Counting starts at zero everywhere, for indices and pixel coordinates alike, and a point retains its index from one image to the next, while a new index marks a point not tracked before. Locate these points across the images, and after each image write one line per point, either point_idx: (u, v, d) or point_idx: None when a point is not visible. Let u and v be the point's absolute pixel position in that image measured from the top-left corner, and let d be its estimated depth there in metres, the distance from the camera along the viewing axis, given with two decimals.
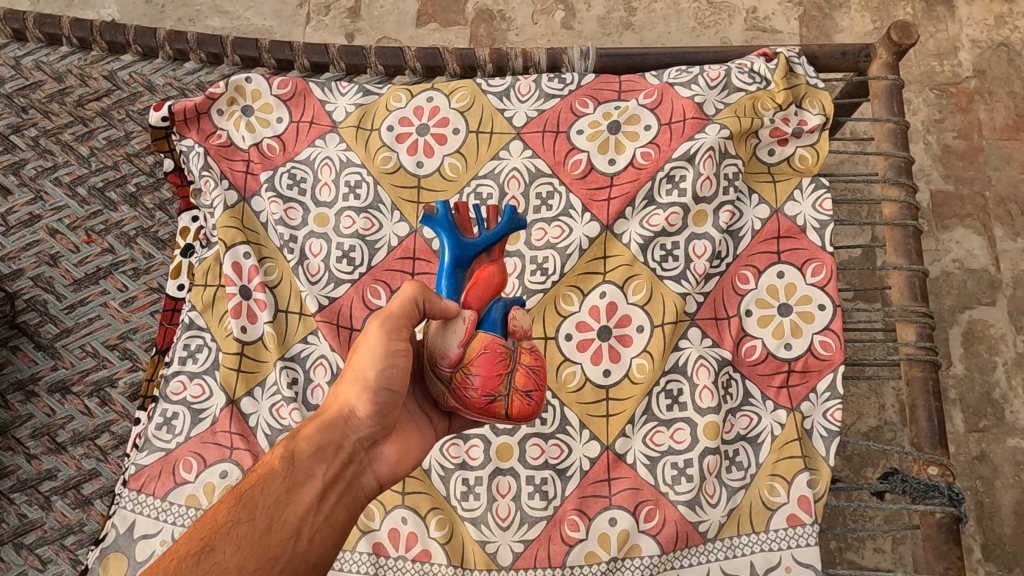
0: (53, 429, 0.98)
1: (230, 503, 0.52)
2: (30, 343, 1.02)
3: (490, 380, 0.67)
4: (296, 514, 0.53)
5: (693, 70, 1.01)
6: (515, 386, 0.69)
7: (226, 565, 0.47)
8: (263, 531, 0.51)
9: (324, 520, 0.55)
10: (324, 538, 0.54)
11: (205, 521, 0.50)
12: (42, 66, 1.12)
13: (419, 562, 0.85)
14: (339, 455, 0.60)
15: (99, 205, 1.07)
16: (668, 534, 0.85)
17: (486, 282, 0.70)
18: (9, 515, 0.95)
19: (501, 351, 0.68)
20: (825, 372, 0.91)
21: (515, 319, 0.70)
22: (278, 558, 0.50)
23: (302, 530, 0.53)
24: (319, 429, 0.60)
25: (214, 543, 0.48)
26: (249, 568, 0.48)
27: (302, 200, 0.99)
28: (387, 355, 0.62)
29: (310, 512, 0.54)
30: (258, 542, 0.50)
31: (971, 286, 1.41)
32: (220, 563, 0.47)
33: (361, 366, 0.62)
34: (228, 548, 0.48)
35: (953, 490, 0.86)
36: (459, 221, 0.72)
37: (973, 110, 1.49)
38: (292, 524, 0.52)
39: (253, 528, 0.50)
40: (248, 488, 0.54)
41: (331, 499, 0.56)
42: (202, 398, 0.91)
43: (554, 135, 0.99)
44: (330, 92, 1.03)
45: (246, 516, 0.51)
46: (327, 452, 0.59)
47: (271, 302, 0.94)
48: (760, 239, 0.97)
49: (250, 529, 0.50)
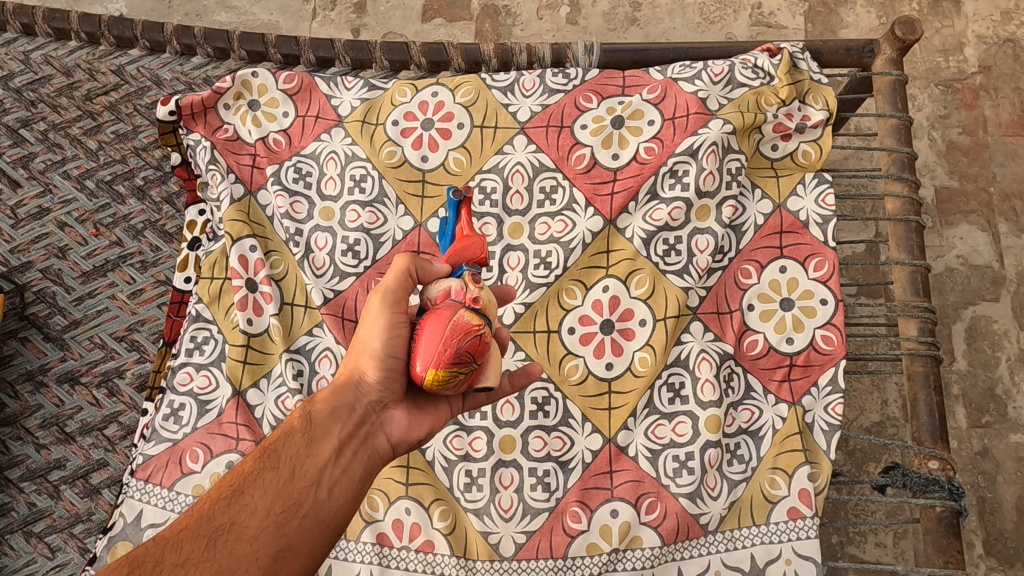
0: (62, 419, 0.99)
1: (258, 454, 0.56)
2: (40, 334, 1.03)
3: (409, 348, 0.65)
4: (316, 466, 0.56)
5: (697, 65, 1.01)
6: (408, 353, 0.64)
7: (252, 509, 0.51)
8: (287, 478, 0.54)
9: (343, 471, 0.58)
10: (343, 489, 0.56)
11: (237, 470, 0.55)
12: (51, 60, 1.13)
13: (422, 552, 0.86)
14: (354, 415, 0.61)
15: (107, 198, 1.08)
16: (670, 526, 0.86)
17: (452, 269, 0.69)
18: (19, 504, 0.97)
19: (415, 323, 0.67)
20: (827, 367, 0.92)
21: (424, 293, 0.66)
22: (300, 504, 0.53)
23: (322, 480, 0.55)
24: (333, 390, 0.61)
25: (243, 488, 0.52)
26: (273, 511, 0.52)
27: (307, 193, 1.00)
28: (392, 323, 0.62)
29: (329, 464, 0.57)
30: (281, 489, 0.53)
31: (975, 282, 1.41)
32: (248, 506, 0.51)
33: (367, 332, 0.63)
34: (256, 492, 0.52)
35: (954, 484, 0.86)
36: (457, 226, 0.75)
37: (978, 105, 1.49)
38: (312, 473, 0.55)
39: (277, 476, 0.54)
40: (273, 441, 0.57)
41: (348, 453, 0.59)
42: (208, 389, 0.92)
43: (558, 130, 1.00)
44: (336, 87, 1.04)
45: (270, 465, 0.55)
46: (342, 411, 0.60)
47: (277, 295, 0.95)
48: (763, 234, 0.97)
49: (275, 477, 0.54)
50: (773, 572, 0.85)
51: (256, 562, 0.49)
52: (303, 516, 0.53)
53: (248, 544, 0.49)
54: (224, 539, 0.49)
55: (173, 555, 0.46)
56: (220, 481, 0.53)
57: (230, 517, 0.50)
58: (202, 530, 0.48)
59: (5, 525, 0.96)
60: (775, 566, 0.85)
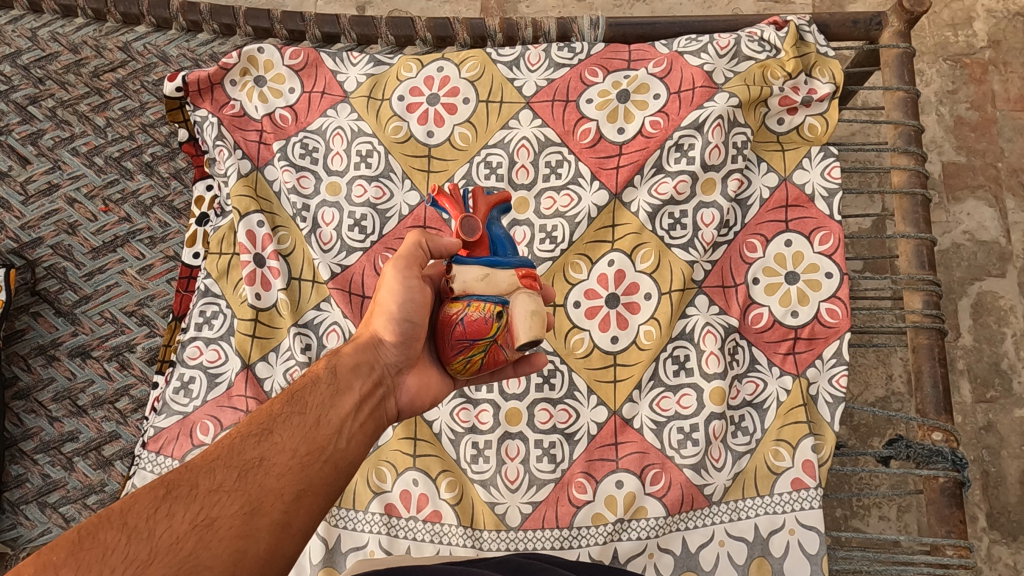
0: (74, 392, 1.01)
1: (284, 398, 0.56)
2: (51, 309, 1.04)
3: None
4: (339, 415, 0.56)
5: (703, 38, 1.00)
6: None
7: (281, 447, 0.51)
8: (312, 424, 0.54)
9: (362, 425, 0.57)
10: (361, 442, 0.56)
11: (262, 411, 0.54)
12: (58, 37, 1.14)
13: (430, 522, 0.87)
14: (373, 374, 0.62)
15: (115, 174, 1.09)
16: (674, 496, 0.87)
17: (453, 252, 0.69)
18: (34, 475, 0.98)
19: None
20: (832, 340, 0.92)
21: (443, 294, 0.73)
22: (323, 449, 0.53)
23: (343, 429, 0.55)
24: (356, 348, 0.63)
25: (272, 428, 0.52)
26: (300, 452, 0.51)
27: (314, 168, 1.00)
28: (406, 290, 0.65)
29: (351, 416, 0.57)
30: (308, 433, 0.53)
31: (981, 257, 1.40)
32: (275, 445, 0.51)
33: (383, 297, 0.65)
34: (284, 433, 0.52)
35: (957, 455, 0.87)
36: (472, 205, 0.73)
37: (987, 80, 1.48)
38: (335, 423, 0.55)
39: (304, 421, 0.54)
40: (296, 389, 0.57)
41: (366, 408, 0.59)
42: (218, 362, 0.93)
43: (563, 104, 1.00)
44: (342, 62, 1.04)
45: (297, 410, 0.54)
46: (363, 368, 0.61)
47: (285, 270, 0.96)
48: (769, 207, 0.97)
49: (301, 421, 0.54)
50: (776, 542, 0.86)
51: (284, 497, 0.48)
52: (327, 463, 0.52)
53: (278, 479, 0.48)
54: (254, 473, 0.48)
55: (206, 481, 0.46)
56: (246, 420, 0.53)
57: (260, 452, 0.50)
58: (233, 463, 0.48)
59: (19, 496, 0.97)
60: (778, 537, 0.86)
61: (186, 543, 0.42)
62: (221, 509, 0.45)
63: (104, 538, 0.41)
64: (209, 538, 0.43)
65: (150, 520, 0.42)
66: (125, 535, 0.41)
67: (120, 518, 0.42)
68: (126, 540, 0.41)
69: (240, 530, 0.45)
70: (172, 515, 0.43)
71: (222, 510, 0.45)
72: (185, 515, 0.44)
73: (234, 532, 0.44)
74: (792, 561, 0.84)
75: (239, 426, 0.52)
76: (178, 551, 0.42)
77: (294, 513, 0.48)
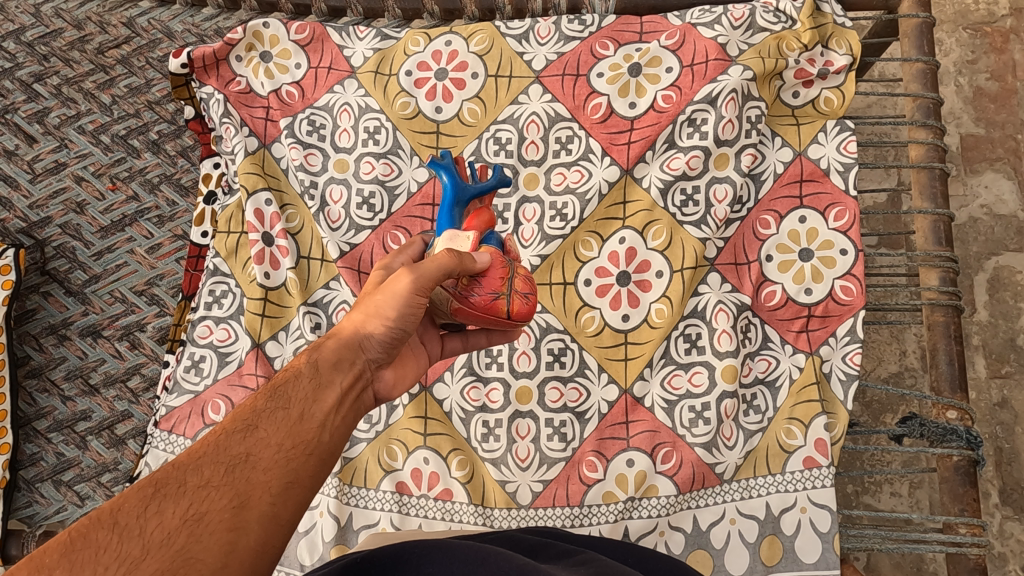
0: (86, 371, 1.02)
1: (266, 392, 0.52)
2: (61, 289, 1.04)
3: (484, 278, 0.66)
4: (323, 409, 0.52)
5: (717, 9, 0.98)
6: (516, 288, 0.68)
7: (267, 442, 0.47)
8: (297, 418, 0.50)
9: (345, 419, 0.54)
10: (343, 436, 0.53)
11: (245, 401, 0.50)
12: (61, 13, 1.12)
13: (441, 500, 0.88)
14: (356, 368, 0.58)
15: (122, 152, 1.08)
16: (685, 475, 0.87)
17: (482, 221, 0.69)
18: (48, 454, 0.99)
19: (502, 259, 0.67)
20: (846, 317, 0.91)
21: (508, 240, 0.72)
22: (309, 444, 0.49)
23: (327, 423, 0.52)
24: (341, 342, 0.58)
25: (257, 422, 0.48)
26: (286, 446, 0.48)
27: (321, 145, 0.99)
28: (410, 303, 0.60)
29: (337, 410, 0.53)
30: (293, 427, 0.49)
31: (999, 231, 1.38)
32: (262, 439, 0.47)
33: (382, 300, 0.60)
34: (269, 426, 0.48)
35: (972, 433, 0.85)
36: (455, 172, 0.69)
37: (1008, 49, 1.45)
38: (319, 416, 0.51)
39: (288, 416, 0.50)
40: (279, 381, 0.53)
41: (349, 402, 0.55)
42: (228, 341, 0.93)
43: (574, 79, 0.98)
44: (348, 37, 1.02)
45: (281, 403, 0.51)
46: (346, 363, 0.57)
47: (293, 249, 0.95)
48: (783, 183, 0.96)
49: (286, 416, 0.50)
50: (788, 520, 0.85)
51: (271, 491, 0.45)
52: (312, 459, 0.49)
53: (265, 474, 0.46)
54: (241, 467, 0.45)
55: (195, 477, 0.43)
56: (229, 413, 0.49)
57: (246, 447, 0.46)
58: (220, 458, 0.45)
59: (35, 474, 0.99)
60: (790, 515, 0.85)
61: (176, 538, 0.40)
62: (210, 504, 0.42)
63: (96, 538, 0.39)
64: (200, 532, 0.41)
65: (140, 518, 0.40)
66: (117, 534, 0.39)
67: (111, 517, 0.40)
68: (117, 539, 0.39)
69: (230, 524, 0.42)
70: (162, 512, 0.41)
71: (212, 505, 0.42)
72: (175, 511, 0.41)
73: (224, 526, 0.42)
74: (804, 539, 0.84)
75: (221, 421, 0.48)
76: (169, 546, 0.40)
77: (282, 507, 0.45)
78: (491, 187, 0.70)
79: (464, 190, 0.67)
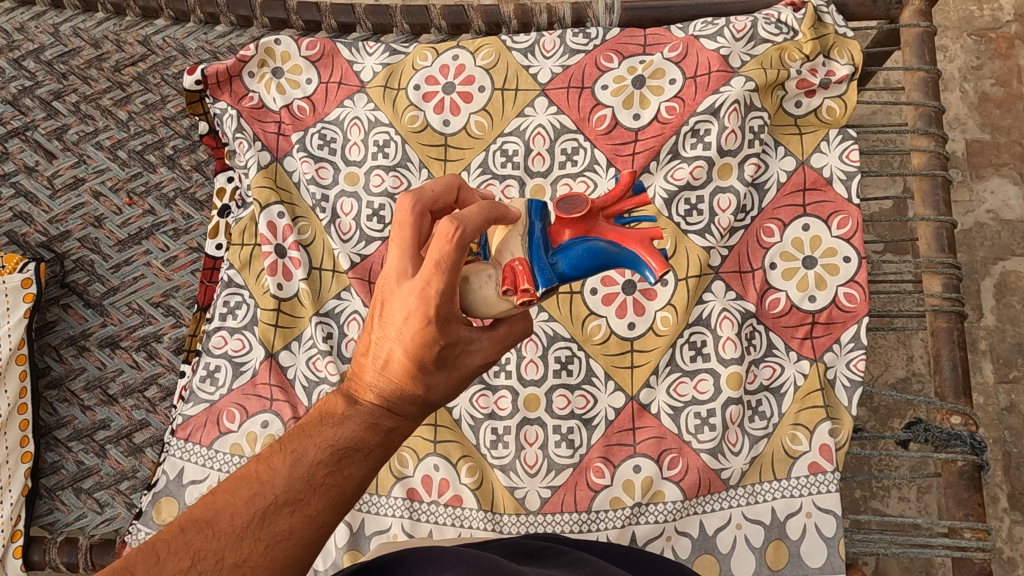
0: (105, 381, 1.04)
1: (330, 450, 0.48)
2: (80, 301, 1.07)
3: None
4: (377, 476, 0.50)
5: (719, 22, 0.99)
6: None
7: (314, 521, 0.46)
8: (351, 491, 0.48)
9: None
10: None
11: (301, 461, 0.47)
12: (80, 32, 1.16)
13: (451, 506, 0.89)
14: None
15: (139, 167, 1.11)
16: (691, 481, 0.88)
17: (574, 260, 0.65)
18: (69, 462, 1.02)
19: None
20: (850, 324, 0.92)
21: None
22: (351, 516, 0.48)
23: None
24: None
25: (310, 495, 0.46)
26: (330, 521, 0.47)
27: (332, 159, 1.01)
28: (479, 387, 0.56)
29: None
30: (343, 500, 0.47)
31: (1005, 236, 1.39)
32: (310, 518, 0.46)
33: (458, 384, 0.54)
34: (321, 501, 0.46)
35: (975, 438, 0.86)
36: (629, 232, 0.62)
37: (1013, 55, 1.45)
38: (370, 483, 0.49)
39: (343, 490, 0.47)
40: (343, 432, 0.48)
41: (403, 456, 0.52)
42: (242, 351, 0.95)
43: (578, 91, 1.00)
44: (358, 52, 1.04)
45: (335, 473, 0.47)
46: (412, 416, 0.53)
47: (305, 260, 0.97)
48: (786, 191, 0.97)
49: (339, 491, 0.47)
50: (793, 525, 0.86)
51: (303, 563, 0.46)
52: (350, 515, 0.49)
53: (301, 552, 0.45)
54: (280, 546, 0.45)
55: (233, 553, 0.43)
56: (287, 469, 0.46)
57: (292, 524, 0.45)
58: (262, 534, 0.44)
59: (55, 481, 1.01)
60: (795, 520, 0.87)
61: None
62: None
63: None
64: None
65: None
66: None
67: None
68: None
69: None
70: None
71: None
72: None
73: None
74: (809, 544, 0.85)
75: (276, 477, 0.46)
76: None
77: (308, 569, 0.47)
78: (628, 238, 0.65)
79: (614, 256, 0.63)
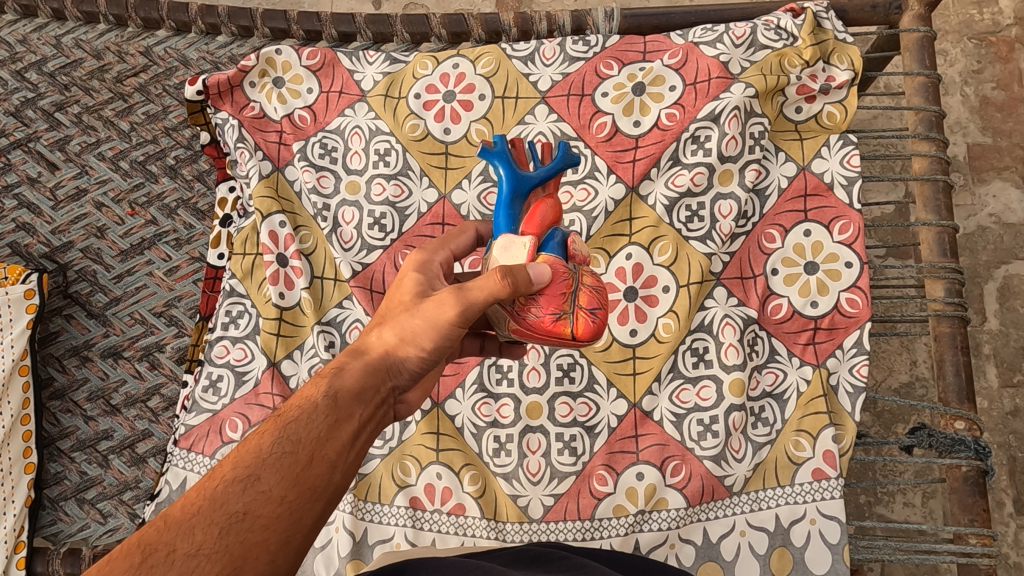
0: (108, 392, 1.04)
1: (275, 428, 0.47)
2: (83, 312, 1.07)
3: (545, 297, 0.63)
4: (335, 449, 0.48)
5: (719, 28, 1.00)
6: (578, 304, 0.64)
7: (269, 495, 0.43)
8: (305, 463, 0.45)
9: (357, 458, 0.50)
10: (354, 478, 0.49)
11: (247, 446, 0.45)
12: (81, 43, 1.16)
13: (454, 515, 0.89)
14: (376, 398, 0.54)
15: (141, 177, 1.11)
16: (694, 488, 0.88)
17: (545, 215, 0.65)
18: (72, 472, 1.02)
19: (564, 272, 0.63)
20: (853, 329, 0.92)
21: (575, 244, 0.65)
22: (315, 494, 0.45)
23: (339, 463, 0.47)
24: (363, 372, 0.54)
25: (260, 471, 0.43)
26: (290, 496, 0.44)
27: (333, 168, 1.02)
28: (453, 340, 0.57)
29: (350, 448, 0.49)
30: (298, 474, 0.45)
31: (1008, 240, 1.39)
32: (263, 493, 0.43)
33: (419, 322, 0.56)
34: (273, 477, 0.43)
35: (980, 443, 0.86)
36: (515, 155, 0.67)
37: (1014, 58, 1.45)
38: (330, 457, 0.47)
39: (296, 461, 0.45)
40: (287, 419, 0.48)
41: (365, 436, 0.51)
42: (244, 361, 0.95)
43: (578, 99, 1.00)
44: (358, 61, 1.05)
45: (288, 446, 0.45)
46: (367, 396, 0.53)
47: (307, 269, 0.98)
48: (787, 197, 0.97)
49: (292, 461, 0.45)
50: (798, 532, 0.86)
51: (269, 547, 0.42)
52: (317, 504, 0.45)
53: (264, 531, 0.42)
54: (238, 528, 0.41)
55: (186, 542, 0.39)
56: (232, 457, 0.44)
57: (245, 503, 0.42)
58: (216, 517, 0.41)
59: (59, 492, 1.01)
60: (800, 526, 0.86)
61: None
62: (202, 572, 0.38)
63: None
64: None
65: None
66: None
67: None
68: None
69: None
70: None
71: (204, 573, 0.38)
72: None
73: None
74: (814, 550, 0.85)
75: (222, 467, 0.44)
76: None
77: (280, 566, 0.42)
78: (557, 170, 0.66)
79: (523, 179, 0.65)
